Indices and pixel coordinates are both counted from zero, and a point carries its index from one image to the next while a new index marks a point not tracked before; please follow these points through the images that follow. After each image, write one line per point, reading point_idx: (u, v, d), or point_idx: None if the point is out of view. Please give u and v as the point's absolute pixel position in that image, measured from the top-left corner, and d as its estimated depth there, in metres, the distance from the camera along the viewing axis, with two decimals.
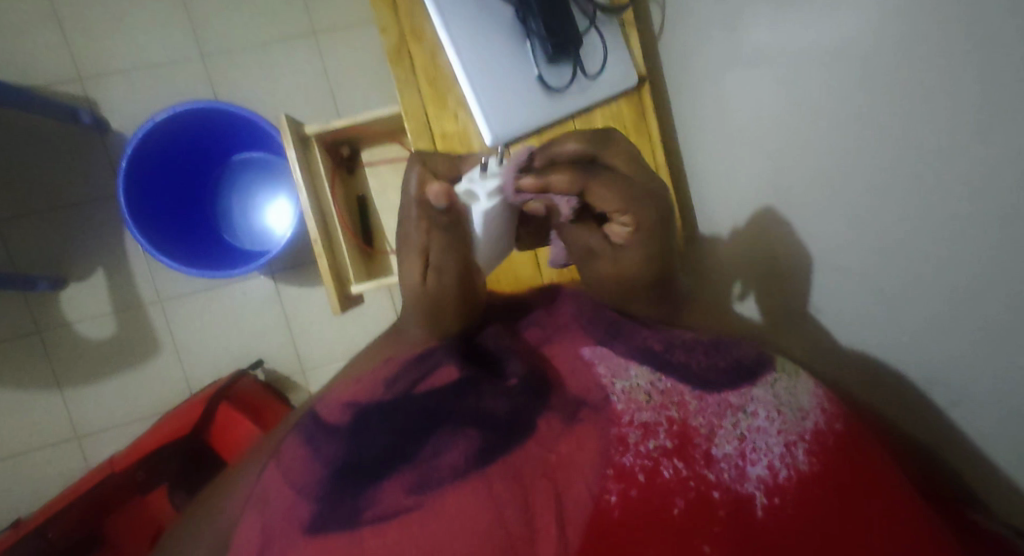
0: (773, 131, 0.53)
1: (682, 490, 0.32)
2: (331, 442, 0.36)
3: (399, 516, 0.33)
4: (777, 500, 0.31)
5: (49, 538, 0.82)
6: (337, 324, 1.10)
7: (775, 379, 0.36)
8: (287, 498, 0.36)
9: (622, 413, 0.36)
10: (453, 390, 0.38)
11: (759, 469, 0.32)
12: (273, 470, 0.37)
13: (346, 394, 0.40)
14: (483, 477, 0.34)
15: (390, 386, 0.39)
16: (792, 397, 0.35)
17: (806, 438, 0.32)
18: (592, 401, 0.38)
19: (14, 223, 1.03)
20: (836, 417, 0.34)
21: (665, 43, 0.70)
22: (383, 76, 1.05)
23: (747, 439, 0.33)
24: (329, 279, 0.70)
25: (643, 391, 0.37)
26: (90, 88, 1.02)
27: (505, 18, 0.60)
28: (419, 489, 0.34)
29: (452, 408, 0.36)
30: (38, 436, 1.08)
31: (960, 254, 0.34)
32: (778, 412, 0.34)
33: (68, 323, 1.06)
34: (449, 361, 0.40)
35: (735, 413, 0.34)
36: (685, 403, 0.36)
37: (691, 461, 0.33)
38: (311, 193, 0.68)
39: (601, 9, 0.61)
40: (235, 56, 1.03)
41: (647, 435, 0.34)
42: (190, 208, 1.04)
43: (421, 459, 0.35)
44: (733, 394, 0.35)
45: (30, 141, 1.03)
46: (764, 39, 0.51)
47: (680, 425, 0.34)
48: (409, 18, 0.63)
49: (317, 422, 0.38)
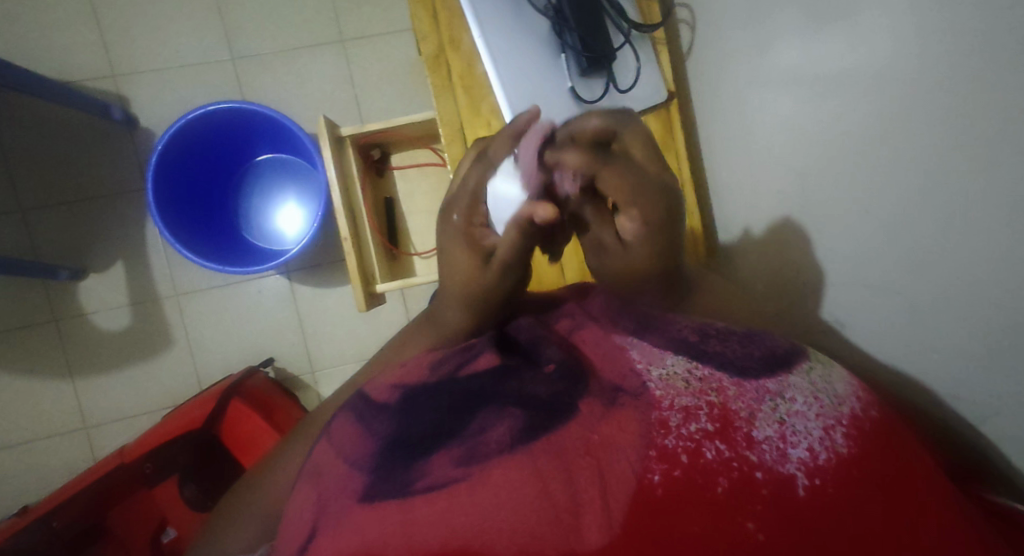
0: (802, 150, 0.55)
1: (726, 471, 0.33)
2: (381, 421, 0.39)
3: (449, 486, 0.34)
4: (818, 481, 0.32)
5: (54, 527, 0.81)
6: (350, 327, 1.11)
7: (809, 367, 0.38)
8: (340, 470, 0.38)
9: (662, 398, 0.37)
10: (495, 373, 0.41)
11: (799, 450, 0.33)
12: (325, 445, 0.40)
13: (396, 377, 0.42)
14: (528, 454, 0.35)
15: (436, 369, 0.42)
16: (829, 384, 0.36)
17: (843, 423, 0.34)
18: (629, 389, 0.39)
19: (39, 214, 1.05)
20: (870, 405, 0.35)
21: (694, 62, 0.72)
22: (408, 85, 1.08)
23: (787, 422, 0.34)
24: (356, 277, 0.71)
25: (682, 378, 0.38)
26: (123, 85, 1.04)
27: (541, 32, 0.63)
28: (466, 461, 0.35)
29: (498, 391, 0.39)
30: (47, 425, 1.08)
31: (991, 264, 0.37)
32: (815, 397, 0.35)
33: (85, 313, 1.07)
34: (491, 351, 0.43)
35: (774, 398, 0.36)
36: (723, 388, 0.37)
37: (732, 443, 0.34)
38: (343, 193, 0.70)
39: (635, 27, 0.63)
40: (266, 59, 1.06)
41: (689, 419, 0.35)
42: (215, 206, 1.06)
43: (468, 434, 0.37)
44: (771, 381, 0.37)
45: (61, 134, 1.05)
46: (794, 61, 0.53)
47: (720, 409, 0.36)
48: (448, 28, 0.66)
49: (367, 402, 0.41)
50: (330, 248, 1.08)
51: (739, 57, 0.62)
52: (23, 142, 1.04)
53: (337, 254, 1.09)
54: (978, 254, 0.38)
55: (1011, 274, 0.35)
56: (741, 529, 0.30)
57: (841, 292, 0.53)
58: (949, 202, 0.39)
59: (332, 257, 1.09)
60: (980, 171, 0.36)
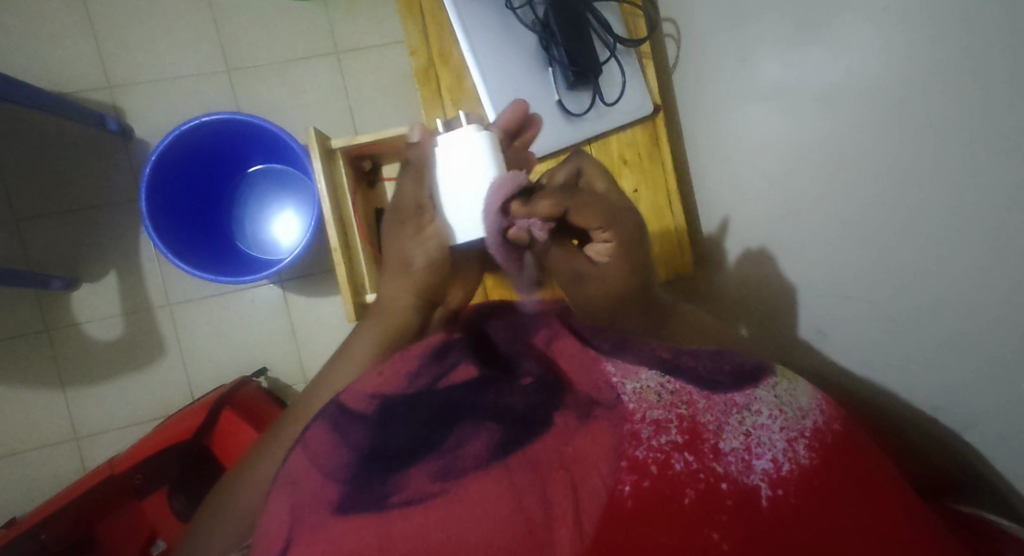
0: (785, 163, 0.55)
1: (692, 481, 0.33)
2: (359, 431, 0.39)
3: (427, 501, 0.34)
4: (781, 491, 0.32)
5: (41, 539, 0.81)
6: (342, 336, 1.11)
7: (776, 382, 0.38)
8: (315, 479, 0.37)
9: (634, 411, 0.37)
10: (472, 387, 0.41)
11: (764, 461, 0.33)
12: (300, 453, 0.39)
13: (372, 385, 0.42)
14: (504, 468, 0.35)
15: (413, 380, 0.42)
16: (793, 398, 0.37)
17: (806, 435, 0.34)
18: (603, 402, 0.39)
19: (32, 224, 1.05)
20: (834, 418, 0.35)
21: (680, 76, 0.73)
22: (401, 97, 1.08)
23: (752, 434, 0.34)
24: (345, 287, 0.71)
25: (654, 391, 0.38)
26: (119, 97, 1.05)
27: (530, 46, 0.64)
28: (442, 477, 0.35)
29: (472, 402, 0.39)
30: (38, 435, 1.08)
31: (971, 277, 0.37)
32: (780, 411, 0.35)
33: (77, 323, 1.07)
34: (467, 361, 0.43)
35: (740, 411, 0.36)
36: (693, 401, 0.37)
37: (700, 454, 0.34)
38: (333, 204, 0.71)
39: (621, 42, 0.64)
40: (261, 71, 1.07)
41: (659, 431, 0.35)
42: (208, 216, 1.07)
43: (446, 448, 0.36)
44: (739, 394, 0.37)
45: (56, 145, 1.05)
46: (776, 77, 0.54)
47: (690, 421, 0.36)
48: (438, 42, 0.67)
49: (344, 411, 0.41)
50: (323, 257, 1.09)
51: (723, 72, 0.63)
52: (17, 152, 1.05)
53: (330, 264, 1.09)
54: (958, 267, 0.38)
55: (989, 289, 0.36)
56: (706, 541, 0.31)
57: (824, 304, 0.53)
58: (928, 216, 0.40)
59: (325, 267, 1.09)
60: (958, 186, 0.37)
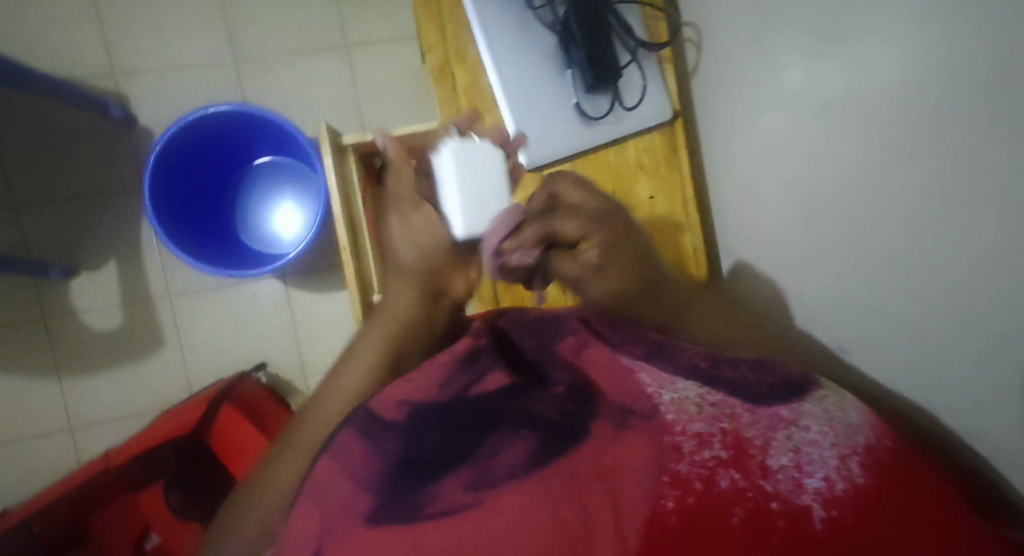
0: (810, 172, 0.54)
1: (740, 499, 0.30)
2: (390, 440, 0.37)
3: (464, 513, 0.31)
4: (835, 512, 0.29)
5: (33, 531, 0.81)
6: (344, 333, 1.10)
7: (823, 395, 0.35)
8: (344, 488, 0.35)
9: (674, 422, 0.34)
10: (506, 395, 0.39)
11: (816, 480, 0.30)
12: (329, 462, 0.37)
13: (402, 393, 0.40)
14: (540, 478, 0.32)
15: (443, 388, 0.40)
16: (842, 412, 0.34)
17: (859, 452, 0.31)
18: (640, 412, 0.36)
19: (31, 210, 1.04)
20: (886, 434, 0.32)
21: (699, 83, 0.72)
22: (410, 92, 1.08)
23: (802, 451, 0.31)
24: (353, 285, 0.71)
25: (693, 403, 0.35)
26: (124, 83, 1.04)
27: (548, 47, 0.63)
28: (478, 486, 0.32)
29: (506, 410, 0.37)
30: (33, 424, 1.07)
31: (1001, 297, 0.36)
32: (829, 426, 0.33)
33: (75, 312, 1.06)
34: (498, 370, 0.41)
35: (788, 426, 0.33)
36: (736, 415, 0.34)
37: (747, 471, 0.31)
38: (342, 201, 0.70)
39: (641, 46, 0.63)
40: (269, 62, 1.05)
41: (703, 444, 0.32)
42: (212, 209, 1.06)
43: (479, 458, 0.34)
44: (785, 408, 0.34)
45: (57, 130, 1.04)
46: (801, 86, 0.53)
47: (734, 436, 0.33)
48: (455, 39, 0.65)
49: (372, 418, 0.38)
50: (328, 253, 1.08)
51: (745, 82, 0.62)
52: (18, 136, 1.03)
53: (334, 259, 1.08)
54: (988, 287, 0.37)
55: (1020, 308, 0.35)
56: None
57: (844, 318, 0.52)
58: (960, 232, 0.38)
59: (329, 262, 1.08)
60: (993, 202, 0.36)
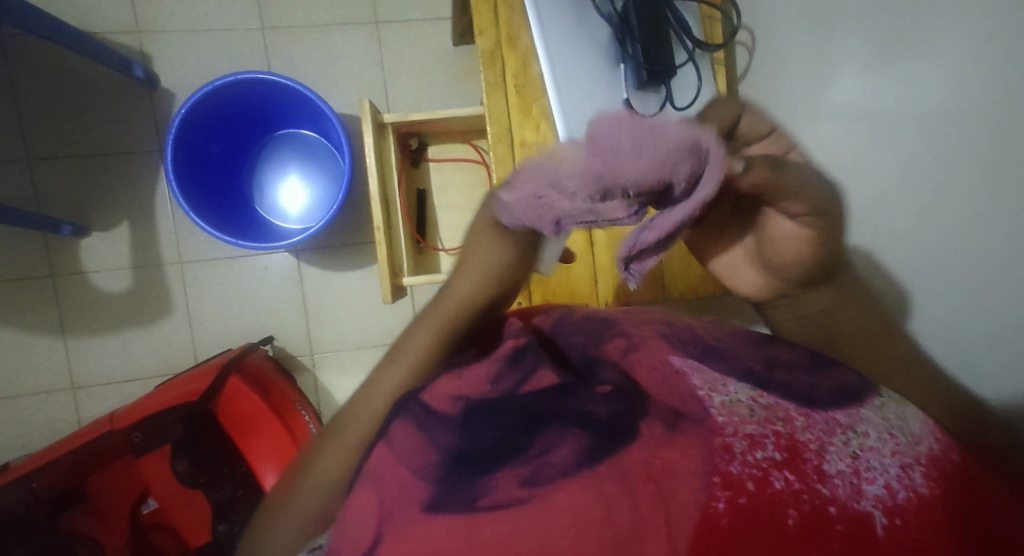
0: None
1: (795, 502, 0.30)
2: (444, 430, 0.36)
3: (514, 508, 0.31)
4: (897, 520, 0.29)
5: (34, 488, 0.80)
6: (355, 312, 1.09)
7: (881, 402, 0.35)
8: (401, 476, 0.35)
9: (725, 424, 0.34)
10: (557, 391, 0.37)
11: (875, 487, 0.30)
12: (384, 451, 0.37)
13: (453, 388, 0.39)
14: (591, 477, 0.32)
15: (494, 384, 0.38)
16: (903, 421, 0.34)
17: (921, 462, 0.32)
18: (690, 414, 0.35)
19: (44, 164, 1.02)
20: (949, 447, 0.33)
21: (748, 86, 0.71)
22: (438, 74, 1.06)
23: (861, 457, 0.32)
24: (385, 264, 0.70)
25: (745, 405, 0.35)
26: (147, 43, 1.02)
27: (603, 41, 0.63)
28: (530, 483, 0.32)
29: (556, 407, 0.36)
30: (34, 381, 1.06)
31: None
32: (891, 435, 0.33)
33: (84, 271, 1.04)
34: (546, 369, 0.40)
35: (845, 431, 0.33)
36: (791, 419, 0.34)
37: (802, 474, 0.31)
38: (379, 179, 0.69)
39: (699, 46, 0.63)
40: (297, 32, 1.03)
41: (754, 446, 0.33)
42: (229, 178, 1.04)
43: (531, 454, 0.33)
44: (841, 413, 0.34)
45: (77, 85, 1.02)
46: (853, 98, 0.51)
47: (788, 439, 0.33)
48: (507, 25, 0.64)
49: (426, 409, 0.38)
50: (344, 231, 1.07)
51: (794, 88, 0.61)
52: (35, 88, 1.01)
53: (351, 238, 1.08)
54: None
55: None
56: None
57: None
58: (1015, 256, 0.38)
59: (344, 240, 1.08)
60: None
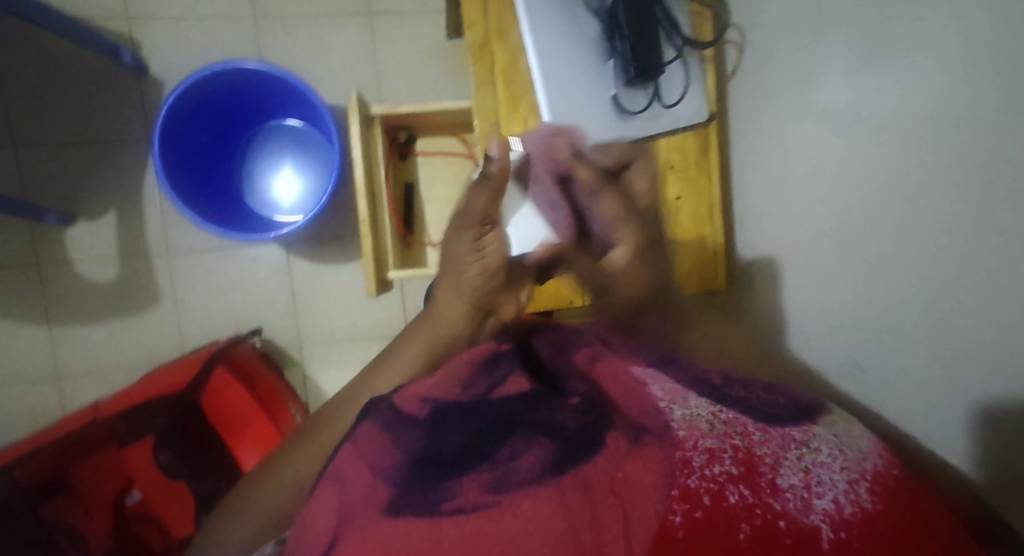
0: (839, 188, 0.54)
1: (748, 516, 0.29)
2: (413, 435, 0.37)
3: (480, 510, 0.31)
4: (844, 535, 0.27)
5: (16, 478, 0.77)
6: (342, 306, 1.09)
7: (833, 420, 0.34)
8: (364, 478, 0.35)
9: (685, 438, 0.33)
10: (527, 399, 0.39)
11: (825, 502, 0.29)
12: (351, 451, 0.37)
13: (425, 391, 0.41)
14: (556, 487, 0.32)
15: (466, 389, 0.41)
16: (853, 438, 0.32)
17: (867, 478, 0.29)
18: (652, 428, 0.35)
19: (30, 152, 1.01)
20: (895, 464, 0.31)
21: (738, 85, 0.72)
22: (430, 68, 1.05)
23: (812, 472, 0.30)
24: (369, 257, 0.70)
25: (705, 421, 0.34)
26: (136, 29, 1.01)
27: (592, 37, 0.63)
28: (496, 489, 0.32)
29: (526, 418, 0.37)
30: (19, 369, 1.05)
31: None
32: (840, 451, 0.31)
33: (69, 260, 1.03)
34: (520, 375, 0.42)
35: (800, 447, 0.32)
36: (748, 433, 0.33)
37: (756, 489, 0.30)
38: (365, 171, 0.69)
39: (688, 43, 0.64)
40: (289, 22, 1.02)
41: (713, 460, 0.32)
42: (219, 168, 1.03)
43: (498, 460, 0.34)
44: (796, 429, 0.33)
45: (64, 70, 1.00)
46: (841, 100, 0.53)
47: (745, 453, 0.32)
48: (496, 18, 0.64)
49: (398, 413, 0.39)
50: (333, 224, 1.06)
51: (784, 91, 0.62)
52: (22, 73, 1.00)
53: (339, 231, 1.07)
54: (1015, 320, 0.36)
55: None
56: None
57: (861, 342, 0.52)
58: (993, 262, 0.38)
59: (333, 233, 1.07)
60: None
